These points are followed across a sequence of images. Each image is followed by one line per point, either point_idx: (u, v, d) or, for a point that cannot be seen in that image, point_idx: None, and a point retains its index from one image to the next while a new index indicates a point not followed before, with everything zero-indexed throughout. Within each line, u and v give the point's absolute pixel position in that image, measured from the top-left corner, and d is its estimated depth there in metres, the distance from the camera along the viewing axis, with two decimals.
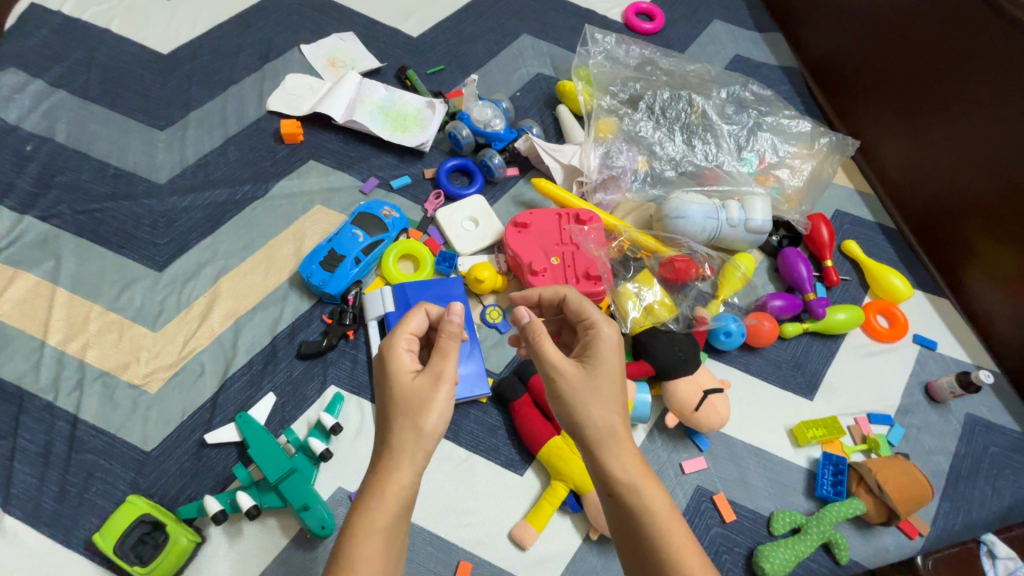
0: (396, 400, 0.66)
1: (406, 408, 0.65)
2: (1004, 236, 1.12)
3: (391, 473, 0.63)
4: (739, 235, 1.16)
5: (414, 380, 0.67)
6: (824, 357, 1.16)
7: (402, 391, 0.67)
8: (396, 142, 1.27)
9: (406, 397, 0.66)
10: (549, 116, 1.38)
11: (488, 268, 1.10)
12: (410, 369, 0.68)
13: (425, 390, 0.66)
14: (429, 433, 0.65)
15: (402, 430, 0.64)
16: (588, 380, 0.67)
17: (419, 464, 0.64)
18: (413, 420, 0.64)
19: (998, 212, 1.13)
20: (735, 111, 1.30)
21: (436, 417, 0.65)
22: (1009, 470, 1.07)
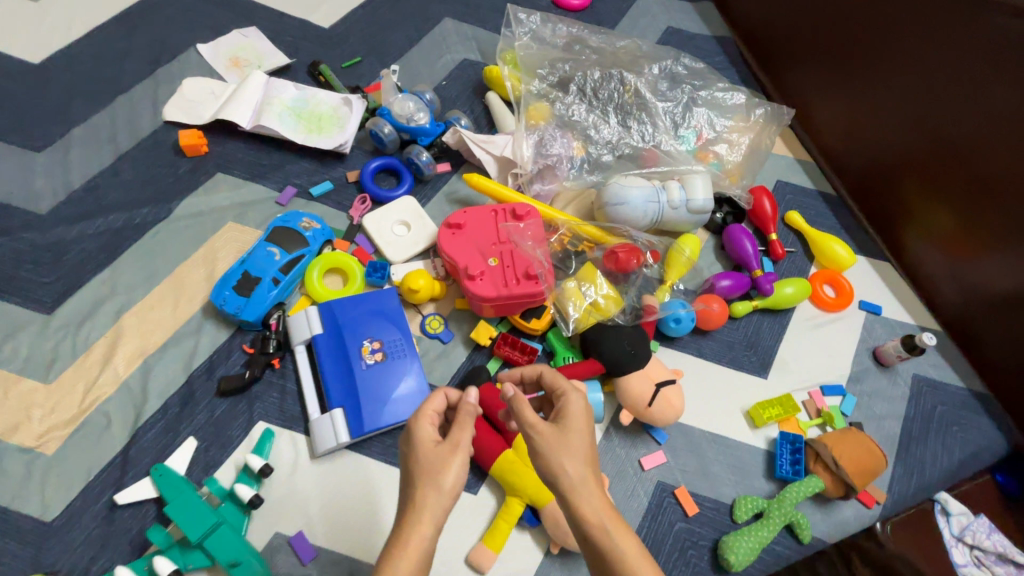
0: (414, 466, 0.63)
1: (425, 472, 0.61)
2: (938, 193, 1.13)
3: (410, 528, 0.59)
4: (681, 217, 1.13)
5: (428, 445, 0.64)
6: (776, 333, 1.14)
7: (416, 454, 0.63)
8: (312, 146, 1.17)
9: (422, 460, 0.62)
10: (478, 105, 1.30)
11: (423, 275, 1.03)
12: (430, 436, 0.65)
13: (443, 453, 0.62)
14: (449, 492, 0.61)
15: (423, 490, 0.60)
16: (564, 434, 0.63)
17: (440, 519, 0.60)
18: (432, 477, 0.61)
19: (931, 171, 1.13)
20: (669, 87, 1.25)
21: (455, 475, 0.62)
22: (956, 427, 1.09)
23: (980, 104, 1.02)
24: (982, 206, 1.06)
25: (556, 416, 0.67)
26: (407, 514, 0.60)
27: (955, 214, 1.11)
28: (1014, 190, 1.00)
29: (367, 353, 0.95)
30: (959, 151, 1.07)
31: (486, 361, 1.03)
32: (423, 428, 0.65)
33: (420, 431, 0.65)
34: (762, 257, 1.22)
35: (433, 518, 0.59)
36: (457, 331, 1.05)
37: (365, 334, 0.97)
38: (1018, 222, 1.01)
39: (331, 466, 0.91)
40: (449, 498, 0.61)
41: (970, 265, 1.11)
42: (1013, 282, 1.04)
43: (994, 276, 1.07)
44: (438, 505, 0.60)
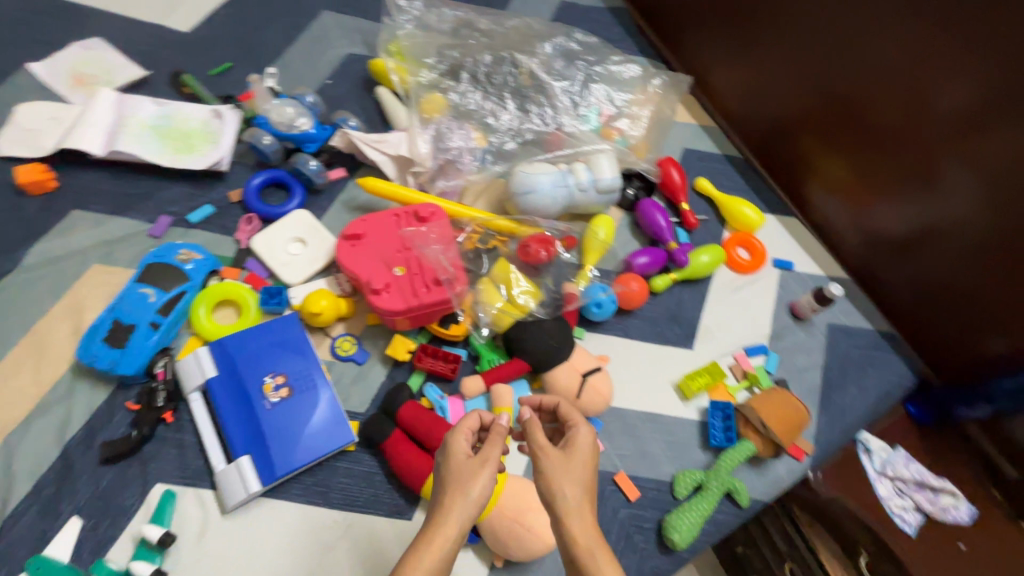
0: (444, 473, 0.63)
1: (455, 479, 0.62)
2: (835, 144, 1.16)
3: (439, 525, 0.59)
4: (592, 198, 1.11)
5: (456, 455, 0.64)
6: (697, 302, 1.16)
7: (444, 463, 0.64)
8: (182, 167, 1.04)
9: (453, 467, 0.63)
10: (369, 102, 1.21)
11: (325, 295, 0.96)
12: (463, 448, 0.64)
13: (472, 467, 0.62)
14: (476, 500, 0.61)
15: (453, 496, 0.60)
16: (570, 461, 0.65)
17: (469, 523, 0.60)
18: (461, 487, 0.61)
19: (826, 124, 1.16)
20: (565, 64, 1.20)
21: (482, 485, 0.61)
22: (870, 369, 1.15)
23: (860, 52, 1.05)
24: (871, 156, 1.10)
25: (565, 445, 0.68)
26: (436, 517, 0.60)
27: (849, 162, 1.15)
28: (901, 133, 1.03)
29: (271, 390, 0.87)
30: (847, 100, 1.10)
31: (408, 377, 0.97)
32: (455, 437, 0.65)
33: (450, 440, 0.65)
34: (677, 229, 1.22)
35: (461, 518, 0.60)
36: (373, 348, 0.98)
37: (267, 370, 0.88)
38: (904, 164, 1.05)
39: (246, 520, 0.83)
40: (475, 509, 0.61)
41: (867, 211, 1.15)
42: (904, 223, 1.09)
43: (890, 218, 1.11)
44: (465, 510, 0.60)
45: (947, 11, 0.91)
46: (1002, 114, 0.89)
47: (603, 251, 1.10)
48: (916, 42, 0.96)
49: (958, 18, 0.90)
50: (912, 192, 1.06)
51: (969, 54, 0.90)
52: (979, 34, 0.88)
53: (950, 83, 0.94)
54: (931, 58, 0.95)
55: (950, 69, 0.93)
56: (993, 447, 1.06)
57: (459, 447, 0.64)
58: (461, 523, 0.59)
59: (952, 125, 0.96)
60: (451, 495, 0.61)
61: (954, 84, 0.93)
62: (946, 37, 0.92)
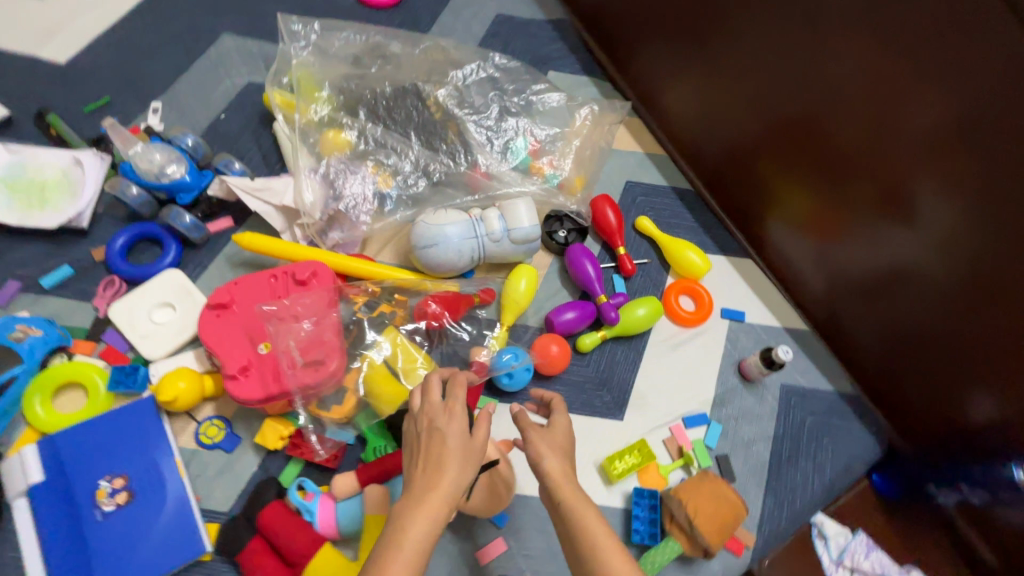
0: (431, 436, 0.62)
1: (449, 435, 0.61)
2: (796, 172, 0.98)
3: (434, 480, 0.58)
4: (507, 249, 0.97)
5: (446, 415, 0.63)
6: (631, 364, 1.02)
7: (435, 423, 0.63)
8: (35, 225, 0.92)
9: (444, 425, 0.62)
10: (266, 138, 1.08)
11: (186, 374, 0.83)
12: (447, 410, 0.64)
13: (459, 432, 0.62)
14: (468, 458, 0.61)
15: (449, 452, 0.60)
16: (552, 433, 0.67)
17: (463, 482, 0.60)
18: (450, 448, 0.60)
19: (784, 150, 0.99)
20: (480, 96, 1.07)
21: (469, 449, 0.61)
22: (828, 439, 1.00)
23: (810, 75, 0.88)
24: (836, 188, 0.92)
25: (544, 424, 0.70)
26: (429, 475, 0.59)
27: (808, 193, 0.98)
28: (865, 159, 0.85)
29: (105, 497, 0.75)
30: (800, 127, 0.94)
31: (282, 469, 0.84)
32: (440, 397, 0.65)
33: (434, 401, 0.65)
34: (613, 276, 1.08)
35: (456, 475, 0.59)
36: (246, 433, 0.86)
37: (104, 472, 0.77)
38: (869, 195, 0.87)
39: None
40: (465, 471, 0.60)
41: (829, 248, 0.98)
42: (872, 264, 0.91)
43: (854, 258, 0.94)
44: (460, 468, 0.59)
45: (902, 27, 0.74)
46: (975, 141, 0.71)
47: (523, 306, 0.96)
48: (870, 62, 0.79)
49: (915, 32, 0.72)
50: (874, 228, 0.89)
51: (935, 71, 0.72)
52: (938, 55, 0.71)
53: (914, 104, 0.76)
54: (890, 75, 0.77)
55: (910, 92, 0.75)
56: (968, 532, 0.92)
57: (450, 403, 0.64)
58: (459, 479, 0.59)
59: (915, 158, 0.78)
60: (446, 452, 0.60)
61: (915, 108, 0.76)
62: (906, 52, 0.74)
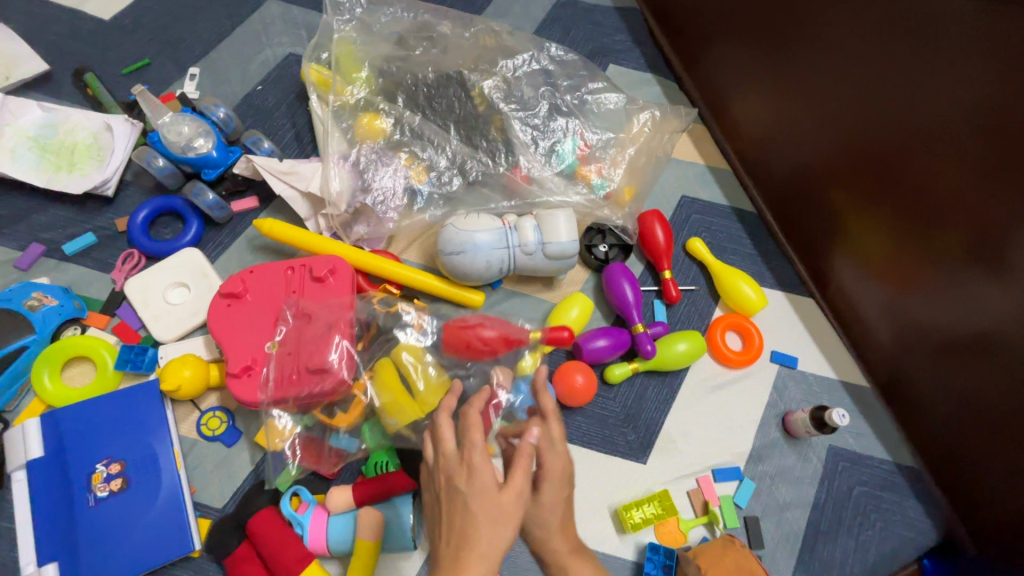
0: (449, 497, 0.54)
1: (469, 497, 0.52)
2: (875, 208, 0.85)
3: (461, 549, 0.51)
4: (539, 263, 0.89)
5: (460, 466, 0.54)
6: (662, 402, 0.93)
7: (451, 477, 0.54)
8: (61, 189, 0.90)
9: (460, 477, 0.53)
10: (302, 116, 1.03)
11: (191, 362, 0.80)
12: (458, 460, 0.54)
13: (477, 484, 0.52)
14: (500, 513, 0.52)
15: (471, 510, 0.52)
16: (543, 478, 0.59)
17: (501, 539, 0.52)
18: (470, 513, 0.52)
19: (863, 178, 0.85)
20: (530, 90, 0.98)
21: (490, 516, 0.52)
22: (875, 516, 0.89)
23: (911, 104, 0.74)
24: (923, 232, 0.79)
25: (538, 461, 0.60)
26: (455, 542, 0.51)
27: (889, 234, 0.85)
28: (960, 197, 0.72)
29: (100, 481, 0.74)
30: (889, 161, 0.80)
31: None
32: (456, 446, 0.55)
33: (444, 450, 0.55)
34: (654, 301, 0.99)
35: (487, 535, 0.51)
36: (247, 428, 0.83)
37: (100, 455, 0.75)
38: (962, 243, 0.74)
39: None
40: (494, 538, 0.51)
41: (904, 302, 0.86)
42: (957, 321, 0.77)
43: (934, 318, 0.81)
44: (491, 523, 0.51)
45: None
46: None
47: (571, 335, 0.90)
48: (990, 89, 0.65)
49: None
50: (963, 287, 0.75)
51: None
52: None
53: None
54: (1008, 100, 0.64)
55: None
56: None
57: (464, 454, 0.54)
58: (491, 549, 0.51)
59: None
60: (468, 513, 0.52)
61: None
62: None
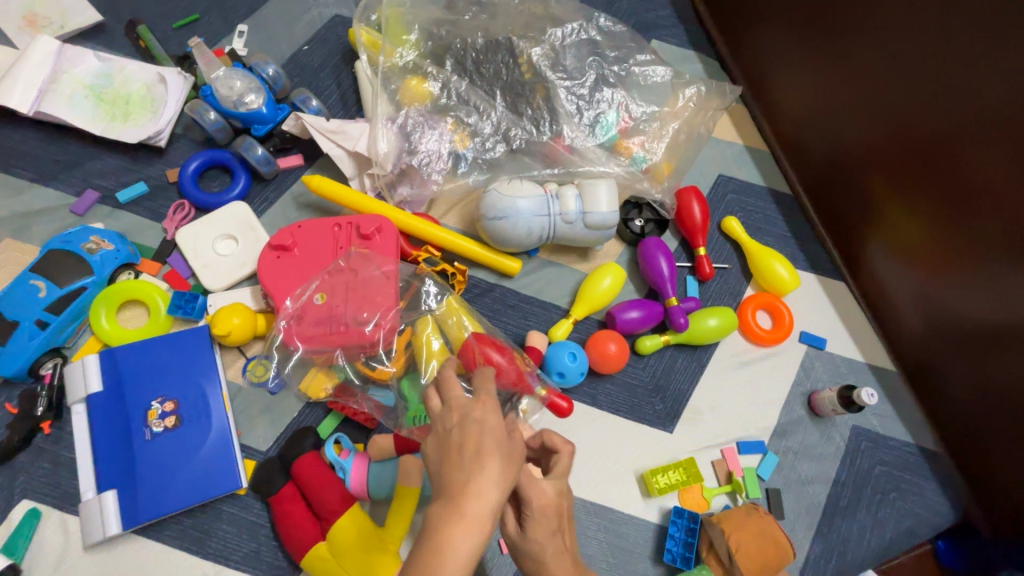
0: (455, 430, 0.49)
1: (484, 423, 0.49)
2: (914, 193, 0.86)
3: (469, 482, 0.46)
4: (578, 233, 0.90)
5: (473, 404, 0.51)
6: (690, 374, 0.95)
7: (463, 412, 0.50)
8: (115, 138, 0.93)
9: (473, 412, 0.50)
10: (347, 77, 1.04)
11: (239, 310, 0.82)
12: (467, 398, 0.51)
13: (493, 413, 0.50)
14: (510, 452, 0.48)
15: (487, 441, 0.48)
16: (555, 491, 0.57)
17: (511, 481, 0.47)
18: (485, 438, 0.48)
19: (905, 163, 0.85)
20: (576, 60, 0.98)
21: (507, 444, 0.48)
22: (894, 494, 0.91)
23: (966, 90, 0.75)
24: (963, 218, 0.79)
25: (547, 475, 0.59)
26: (465, 477, 0.46)
27: (926, 222, 0.85)
28: (1009, 183, 0.72)
29: (155, 418, 0.77)
30: (935, 148, 0.80)
31: (320, 420, 0.84)
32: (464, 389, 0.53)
33: (454, 392, 0.52)
34: (688, 277, 1.00)
35: (499, 473, 0.47)
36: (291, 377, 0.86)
37: (155, 393, 0.78)
38: (1004, 230, 0.74)
39: (110, 557, 0.74)
40: (506, 466, 0.47)
41: (936, 290, 0.86)
42: (991, 308, 0.78)
43: (966, 305, 0.82)
44: (505, 462, 0.47)
45: None
46: None
47: (602, 305, 0.93)
48: None
49: None
50: (998, 274, 0.76)
51: None
52: None
53: None
54: None
55: None
56: None
57: (479, 394, 0.52)
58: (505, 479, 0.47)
59: None
60: (481, 445, 0.47)
61: None
62: None
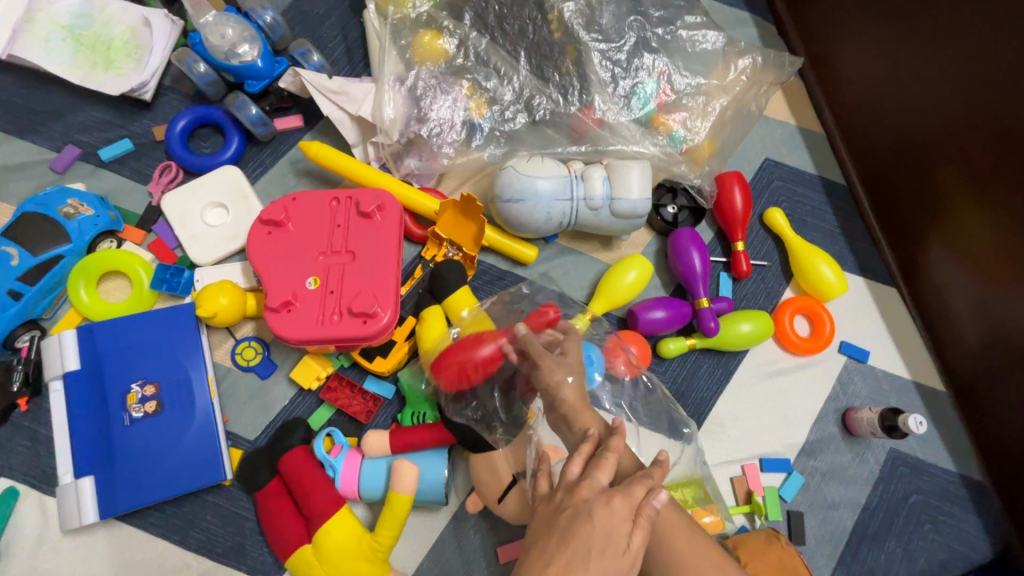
0: (569, 512, 0.46)
1: (595, 527, 0.44)
2: (991, 189, 0.73)
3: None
4: (605, 221, 0.80)
5: (601, 497, 0.46)
6: (715, 382, 0.86)
7: (585, 499, 0.46)
8: (94, 89, 0.83)
9: (595, 506, 0.45)
10: (354, 28, 0.92)
11: (227, 289, 0.75)
12: (601, 489, 0.47)
13: (620, 525, 0.45)
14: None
15: (588, 550, 0.43)
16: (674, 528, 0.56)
17: None
18: (587, 543, 0.44)
19: (985, 153, 0.73)
20: (615, 17, 0.85)
21: (610, 561, 0.43)
22: (930, 526, 0.83)
23: None
24: None
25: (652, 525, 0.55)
26: (552, 571, 0.43)
27: (1004, 226, 0.73)
28: None
29: (135, 402, 0.72)
30: None
31: (312, 410, 0.79)
32: (607, 477, 0.48)
33: (594, 475, 0.48)
34: (721, 273, 0.90)
35: None
36: (283, 362, 0.80)
37: (135, 375, 0.73)
38: None
39: (89, 542, 0.71)
40: None
41: (1003, 303, 0.75)
42: None
43: None
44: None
45: None
46: None
47: (624, 301, 0.84)
48: None
49: None
50: None
51: None
52: None
53: None
54: None
55: None
56: None
57: (613, 491, 0.46)
58: None
59: None
60: (586, 548, 0.44)
61: None
62: None
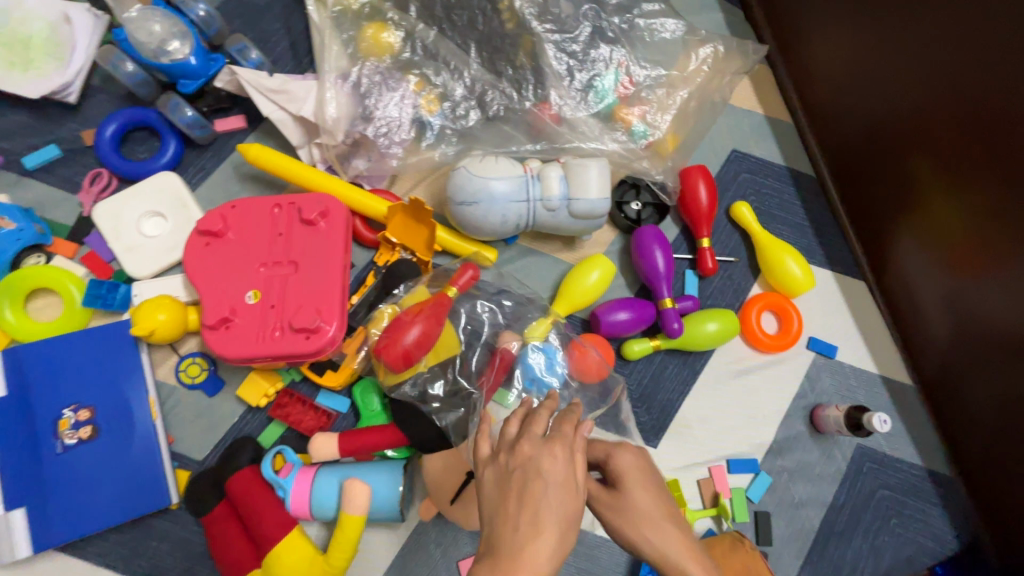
0: (520, 474, 0.43)
1: (549, 479, 0.42)
2: (958, 177, 0.71)
3: (523, 546, 0.40)
4: (563, 221, 0.77)
5: (544, 449, 0.44)
6: (681, 382, 0.85)
7: (530, 455, 0.44)
8: (12, 92, 0.78)
9: (541, 460, 0.43)
10: (297, 21, 0.87)
11: (165, 304, 0.71)
12: (544, 437, 0.45)
13: (566, 464, 0.43)
14: (572, 517, 0.42)
15: (548, 503, 0.41)
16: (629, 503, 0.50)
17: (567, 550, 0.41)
18: (543, 492, 0.41)
19: (952, 140, 0.71)
20: (570, 5, 0.81)
21: (570, 506, 0.42)
22: (896, 520, 0.83)
23: None
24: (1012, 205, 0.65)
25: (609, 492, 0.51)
26: (521, 535, 0.40)
27: (969, 213, 0.71)
28: None
29: (68, 428, 0.68)
30: (1003, 125, 0.65)
31: (262, 427, 0.75)
32: (543, 427, 0.46)
33: (531, 428, 0.45)
34: (687, 271, 0.87)
35: (556, 542, 0.40)
36: (230, 378, 0.76)
37: (68, 400, 0.69)
38: None
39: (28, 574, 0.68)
40: (563, 532, 0.41)
41: (971, 292, 0.73)
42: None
43: (999, 313, 0.70)
44: (564, 530, 0.41)
45: None
46: None
47: (586, 303, 0.81)
48: None
49: None
50: None
51: None
52: None
53: None
54: None
55: None
56: None
57: (553, 437, 0.45)
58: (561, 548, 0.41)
59: None
60: (545, 503, 0.41)
61: None
62: None
